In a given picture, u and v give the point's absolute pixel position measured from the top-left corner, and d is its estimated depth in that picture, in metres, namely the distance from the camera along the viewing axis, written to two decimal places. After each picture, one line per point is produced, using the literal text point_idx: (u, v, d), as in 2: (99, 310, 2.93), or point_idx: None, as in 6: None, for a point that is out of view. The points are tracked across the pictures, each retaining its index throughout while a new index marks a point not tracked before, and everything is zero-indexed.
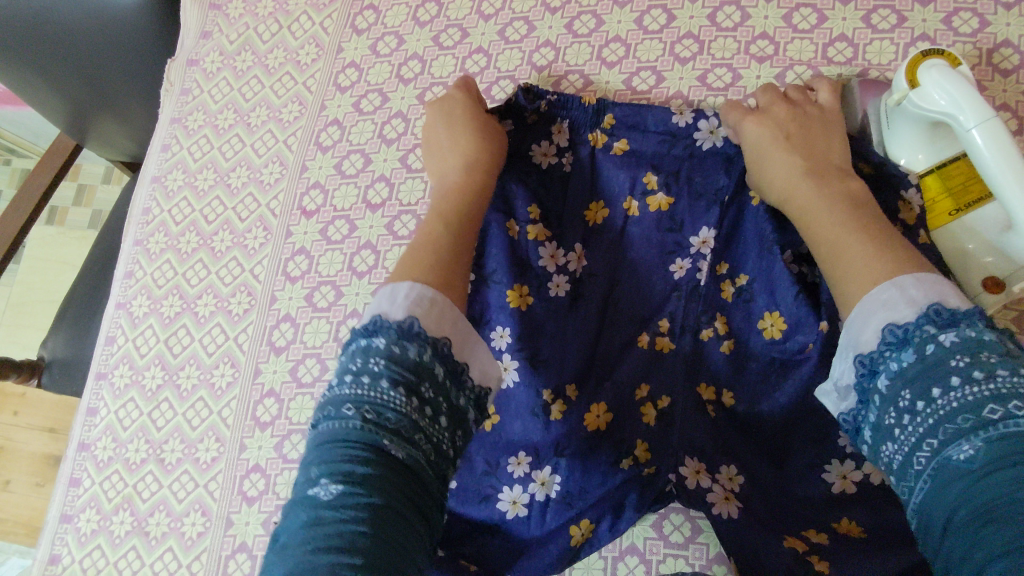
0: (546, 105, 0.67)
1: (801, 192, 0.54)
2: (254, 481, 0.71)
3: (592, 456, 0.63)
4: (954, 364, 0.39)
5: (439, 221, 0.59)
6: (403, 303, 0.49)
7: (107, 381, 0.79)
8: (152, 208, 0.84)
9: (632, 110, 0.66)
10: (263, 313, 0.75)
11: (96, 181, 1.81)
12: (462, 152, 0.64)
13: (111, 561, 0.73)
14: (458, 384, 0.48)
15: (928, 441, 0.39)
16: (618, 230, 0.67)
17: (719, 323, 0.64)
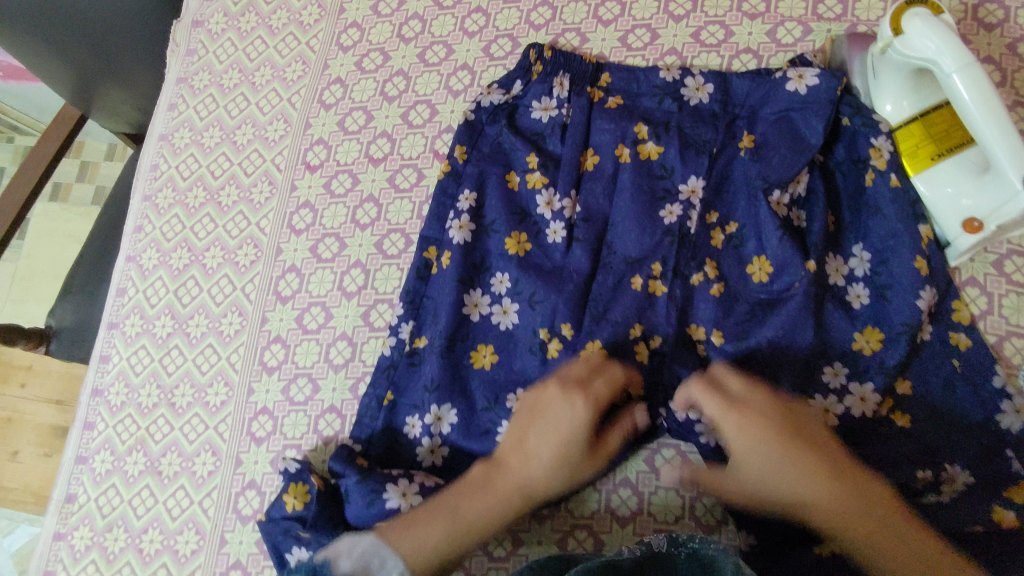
0: (549, 62, 0.71)
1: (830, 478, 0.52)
2: (262, 423, 0.69)
3: None
4: None
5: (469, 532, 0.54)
6: (355, 555, 0.51)
7: (120, 331, 0.75)
8: (160, 165, 0.80)
9: (628, 71, 0.70)
10: (269, 264, 0.73)
11: (99, 158, 1.82)
12: (542, 478, 0.57)
13: (126, 500, 0.70)
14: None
15: None
16: (609, 175, 0.67)
17: (708, 267, 0.64)
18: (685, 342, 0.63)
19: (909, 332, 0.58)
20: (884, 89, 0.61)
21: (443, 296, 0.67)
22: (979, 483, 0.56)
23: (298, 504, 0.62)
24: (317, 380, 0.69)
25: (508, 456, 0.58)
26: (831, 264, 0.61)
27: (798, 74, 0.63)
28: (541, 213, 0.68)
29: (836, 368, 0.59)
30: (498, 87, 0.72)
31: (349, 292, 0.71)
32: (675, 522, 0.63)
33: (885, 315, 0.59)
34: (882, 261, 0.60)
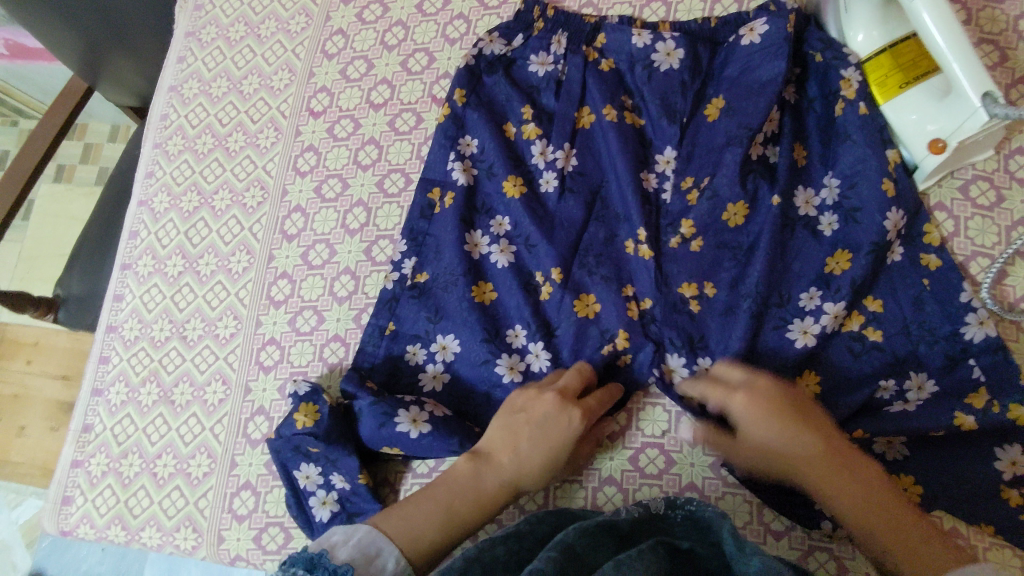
0: (551, 20, 0.73)
1: (838, 463, 0.51)
2: (270, 352, 0.72)
3: (582, 341, 0.65)
4: None
5: (444, 522, 0.53)
6: (353, 543, 0.48)
7: (133, 271, 0.79)
8: (170, 114, 0.84)
9: (623, 30, 0.71)
10: (275, 205, 0.77)
11: (102, 139, 1.85)
12: (529, 475, 0.57)
13: (140, 428, 0.73)
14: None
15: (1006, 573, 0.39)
16: (599, 136, 0.70)
17: (685, 229, 0.67)
18: (675, 297, 0.65)
19: (877, 252, 0.60)
20: (855, 21, 0.64)
21: (445, 234, 0.70)
22: (944, 391, 0.59)
23: (309, 422, 0.64)
24: (322, 313, 0.72)
25: (500, 449, 0.58)
26: (801, 196, 0.65)
27: (748, 28, 0.67)
28: (535, 162, 0.71)
29: (811, 293, 0.62)
30: (499, 37, 0.74)
31: (352, 230, 0.74)
32: (663, 436, 0.65)
33: (854, 237, 0.61)
34: (852, 187, 0.63)
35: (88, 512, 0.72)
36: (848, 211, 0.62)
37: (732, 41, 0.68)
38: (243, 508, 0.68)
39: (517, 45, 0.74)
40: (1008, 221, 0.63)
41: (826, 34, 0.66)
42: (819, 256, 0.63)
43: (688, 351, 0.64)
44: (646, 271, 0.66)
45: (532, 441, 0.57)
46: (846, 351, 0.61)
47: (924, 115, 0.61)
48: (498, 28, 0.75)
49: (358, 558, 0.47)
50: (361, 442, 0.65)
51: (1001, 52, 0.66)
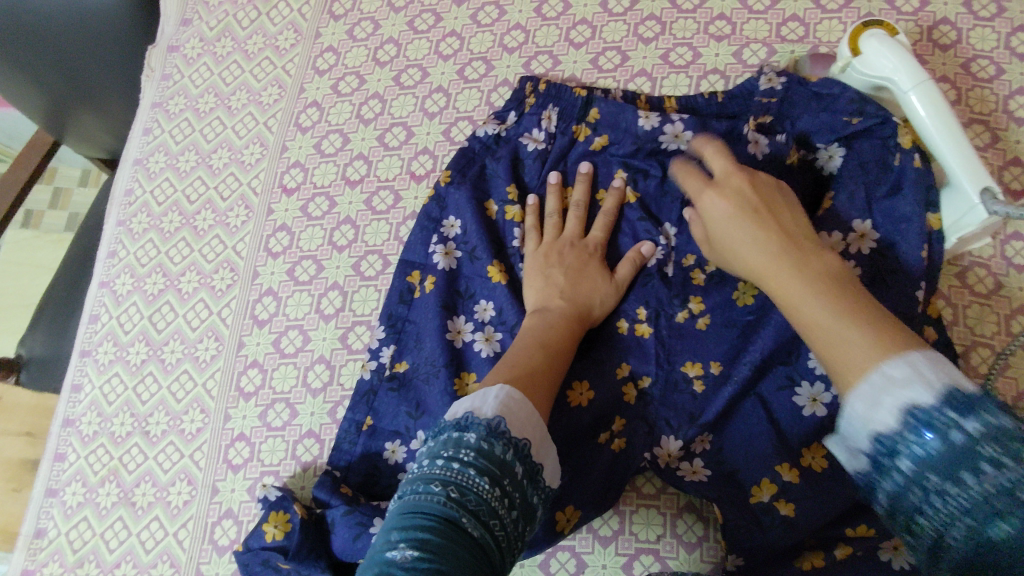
0: (543, 94, 0.71)
1: (774, 268, 0.49)
2: (239, 449, 0.68)
3: (576, 432, 0.62)
4: (984, 454, 0.32)
5: (540, 351, 0.56)
6: (494, 402, 0.47)
7: (93, 358, 0.74)
8: (135, 189, 0.80)
9: (616, 106, 0.68)
10: (245, 287, 0.73)
11: (72, 185, 1.79)
12: (593, 289, 0.62)
13: (98, 533, 0.68)
14: (534, 483, 0.45)
15: (960, 524, 0.33)
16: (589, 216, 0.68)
17: (692, 304, 0.63)
18: (677, 375, 0.62)
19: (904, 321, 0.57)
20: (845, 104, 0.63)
21: (426, 321, 0.66)
22: None
23: (279, 533, 0.60)
24: (295, 406, 0.68)
25: (550, 297, 0.62)
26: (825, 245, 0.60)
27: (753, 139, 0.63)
28: (517, 247, 0.68)
29: None
30: (493, 117, 0.71)
31: (327, 315, 0.70)
32: (657, 541, 0.62)
33: None
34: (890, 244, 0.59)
35: None
36: (881, 272, 0.59)
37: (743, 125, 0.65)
38: None
39: (510, 121, 0.71)
40: (1006, 308, 0.61)
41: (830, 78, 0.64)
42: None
43: (688, 426, 0.60)
44: (649, 349, 0.63)
45: (567, 276, 0.62)
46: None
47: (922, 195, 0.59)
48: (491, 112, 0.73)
49: (505, 412, 0.46)
50: (334, 556, 0.60)
51: (992, 133, 0.65)
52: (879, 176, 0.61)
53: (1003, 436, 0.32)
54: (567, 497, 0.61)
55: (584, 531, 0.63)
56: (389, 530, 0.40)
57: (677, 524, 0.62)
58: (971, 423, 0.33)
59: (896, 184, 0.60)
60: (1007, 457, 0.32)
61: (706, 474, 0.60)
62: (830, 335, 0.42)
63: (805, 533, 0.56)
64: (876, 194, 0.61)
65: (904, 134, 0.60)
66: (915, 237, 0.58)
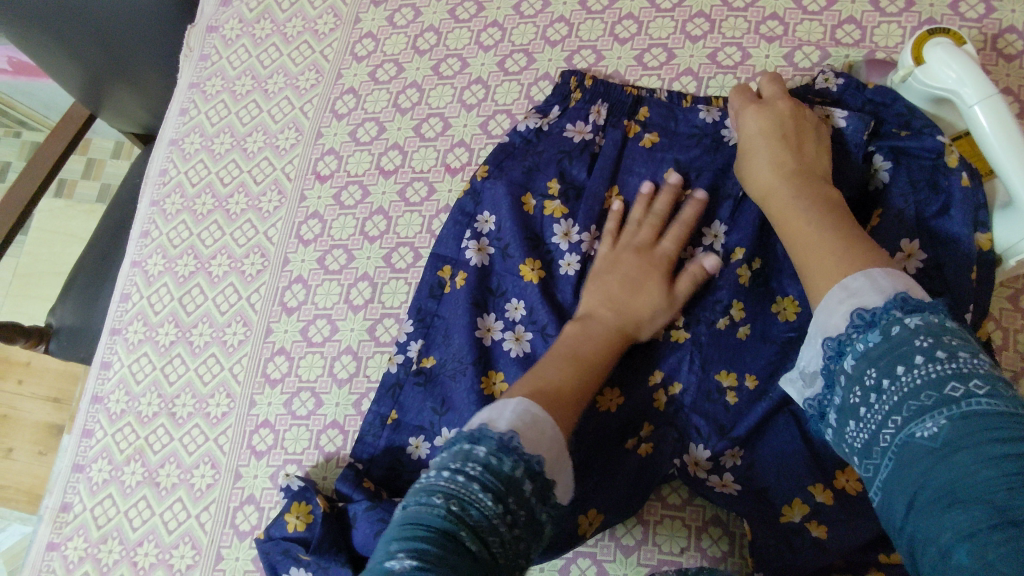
0: (589, 90, 0.69)
1: (782, 194, 0.55)
2: (263, 436, 0.68)
3: (603, 437, 0.61)
4: (918, 344, 0.37)
5: (573, 363, 0.55)
6: (509, 415, 0.46)
7: (122, 337, 0.74)
8: (170, 169, 0.80)
9: (667, 108, 0.67)
10: (275, 274, 0.73)
11: (105, 156, 1.80)
12: (646, 303, 0.59)
13: (122, 511, 0.68)
14: (544, 501, 0.43)
15: (893, 418, 0.37)
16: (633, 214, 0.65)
17: (735, 311, 0.60)
18: (710, 384, 0.60)
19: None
20: (895, 113, 0.61)
21: (455, 317, 0.65)
22: None
23: (301, 524, 0.60)
24: (320, 395, 0.68)
25: (601, 306, 0.60)
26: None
27: (827, 113, 0.61)
28: (556, 242, 0.65)
29: None
30: (535, 113, 0.70)
31: (356, 305, 0.70)
32: (681, 553, 0.60)
33: None
34: (937, 266, 0.56)
35: None
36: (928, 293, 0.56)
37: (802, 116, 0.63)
38: None
39: (554, 115, 0.69)
40: None
41: (885, 87, 0.62)
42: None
43: (718, 438, 0.59)
44: (682, 356, 0.61)
45: (623, 287, 0.60)
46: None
47: (972, 214, 0.56)
48: (534, 106, 0.71)
49: (518, 426, 0.45)
50: (354, 550, 0.60)
51: None
52: (929, 197, 0.58)
53: (937, 332, 0.37)
54: (590, 500, 0.60)
55: (607, 538, 0.62)
56: (390, 541, 0.39)
57: (703, 536, 0.60)
58: (910, 321, 0.38)
59: (947, 203, 0.57)
60: (937, 353, 0.36)
61: (736, 488, 0.59)
62: (816, 246, 0.49)
63: (837, 557, 0.55)
64: (924, 214, 0.58)
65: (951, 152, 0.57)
66: (966, 261, 0.56)
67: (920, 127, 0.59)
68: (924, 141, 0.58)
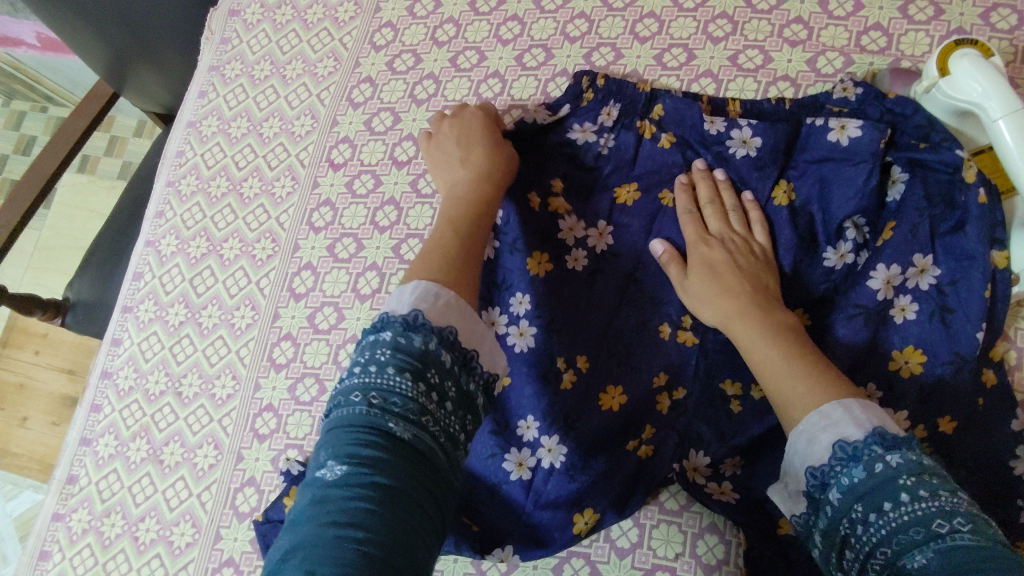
0: (602, 89, 0.68)
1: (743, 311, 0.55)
2: (266, 420, 0.68)
3: (604, 435, 0.61)
4: (901, 481, 0.40)
5: (449, 225, 0.58)
6: (410, 298, 0.47)
7: (133, 315, 0.75)
8: (186, 151, 0.80)
9: (681, 105, 0.66)
10: (285, 260, 0.73)
11: (127, 134, 1.83)
12: (483, 151, 0.63)
13: (126, 486, 0.69)
14: (467, 370, 0.46)
15: (882, 550, 0.39)
16: (646, 216, 0.65)
17: None
18: (714, 391, 0.61)
19: (958, 364, 0.55)
20: (914, 125, 0.60)
21: None
22: None
23: None
24: (324, 382, 0.68)
25: (457, 176, 0.63)
26: (881, 276, 0.58)
27: (840, 124, 0.61)
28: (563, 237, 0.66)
29: (869, 391, 0.57)
30: (546, 108, 0.70)
31: (363, 295, 0.70)
32: (676, 559, 0.60)
33: (932, 342, 0.56)
34: (951, 282, 0.56)
35: (64, 571, 0.68)
36: (939, 309, 0.56)
37: (815, 123, 0.62)
38: None
39: (565, 114, 0.68)
40: None
41: (905, 97, 0.61)
42: (885, 351, 0.58)
43: (719, 446, 0.59)
44: (689, 359, 0.62)
45: (463, 151, 0.64)
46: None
47: (988, 231, 0.55)
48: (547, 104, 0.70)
49: (422, 307, 0.46)
50: None
51: None
52: (944, 212, 0.57)
53: (919, 470, 0.40)
54: (587, 501, 0.60)
55: (601, 539, 0.62)
56: (323, 445, 0.41)
57: (700, 543, 0.60)
58: (892, 459, 0.41)
59: (962, 220, 0.56)
60: (919, 491, 0.39)
61: (734, 497, 0.59)
62: (782, 369, 0.50)
63: None
64: (937, 231, 0.57)
65: (969, 167, 0.56)
66: (977, 280, 0.55)
67: (939, 141, 0.58)
68: (942, 154, 0.57)
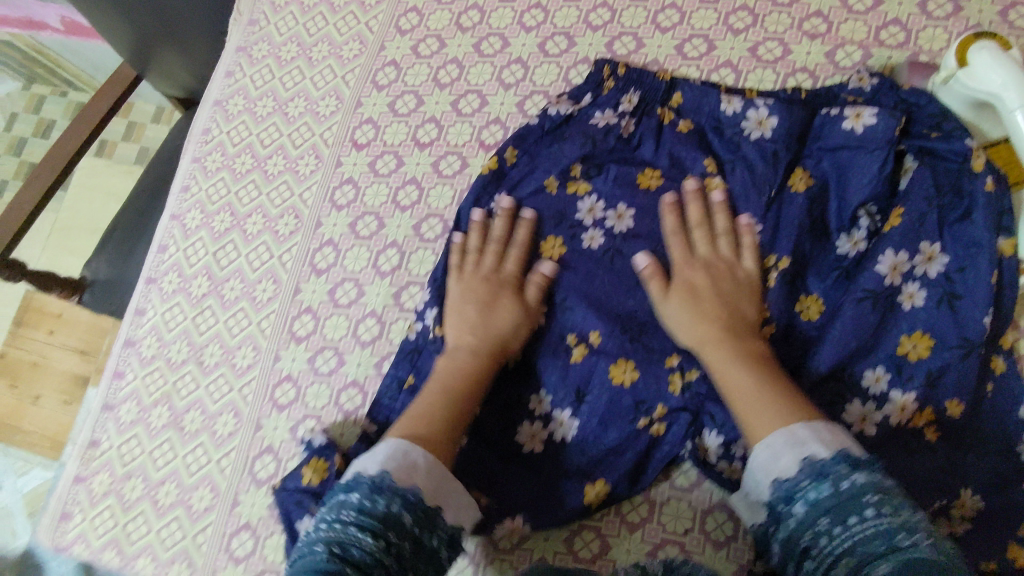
0: (622, 78, 0.70)
1: (716, 340, 0.58)
2: (285, 390, 0.70)
3: (614, 410, 0.62)
4: (866, 498, 0.44)
5: (442, 397, 0.60)
6: (379, 459, 0.53)
7: (157, 286, 0.77)
8: (212, 129, 0.82)
9: (700, 91, 0.68)
10: (307, 236, 0.75)
11: (146, 119, 1.86)
12: (506, 319, 0.64)
13: (147, 451, 0.71)
14: (428, 529, 0.51)
15: (844, 557, 0.43)
16: (669, 200, 0.66)
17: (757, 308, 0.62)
18: None
19: (966, 348, 0.56)
20: (928, 114, 0.62)
21: None
22: (994, 513, 0.56)
23: (316, 479, 0.62)
24: (343, 355, 0.70)
25: (462, 333, 0.64)
26: (888, 261, 0.59)
27: (855, 112, 0.62)
28: (581, 218, 0.68)
29: (878, 374, 0.58)
30: (566, 98, 0.71)
31: (383, 272, 0.72)
32: (685, 534, 0.61)
33: (941, 326, 0.57)
34: (959, 270, 0.58)
35: (85, 531, 0.70)
36: (948, 295, 0.58)
37: (829, 113, 0.64)
38: (241, 551, 0.66)
39: (586, 101, 0.70)
40: None
41: (921, 88, 0.63)
42: (895, 334, 0.58)
43: (730, 425, 0.60)
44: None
45: (478, 311, 0.64)
46: (900, 447, 0.58)
47: (995, 219, 0.57)
48: (566, 92, 0.72)
49: (389, 469, 0.52)
50: None
51: None
52: (952, 201, 0.59)
53: (883, 491, 0.44)
54: (597, 471, 0.62)
55: (612, 514, 0.63)
56: None
57: (710, 519, 0.61)
58: (858, 478, 0.45)
59: (970, 208, 0.58)
60: (883, 507, 0.43)
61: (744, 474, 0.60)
62: (754, 396, 0.54)
63: None
64: (946, 219, 0.59)
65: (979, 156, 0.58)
66: (986, 266, 0.57)
67: (950, 130, 0.60)
68: (952, 144, 0.59)
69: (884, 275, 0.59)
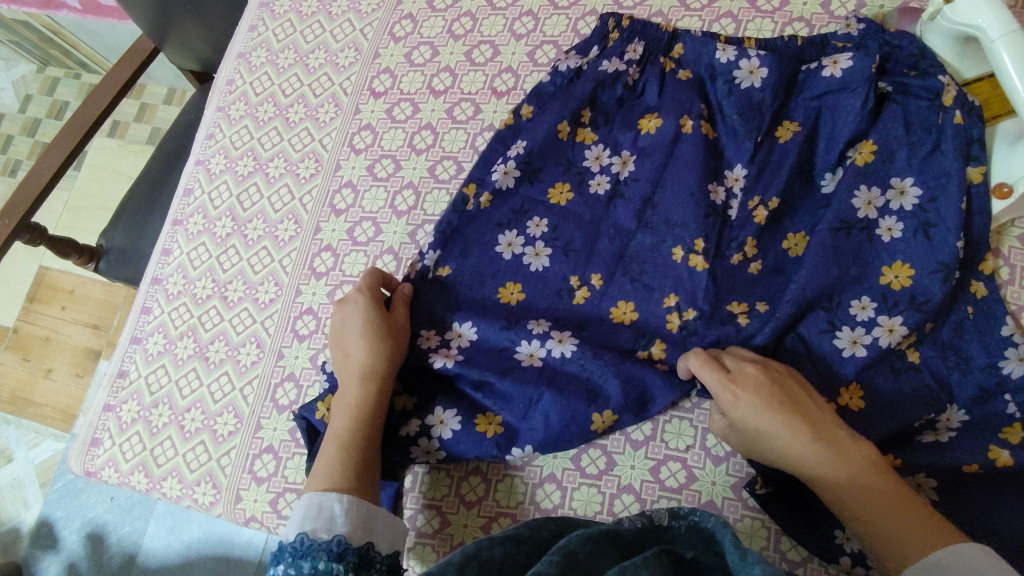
0: (627, 29, 0.73)
1: (817, 457, 0.53)
2: (306, 322, 0.73)
3: (613, 340, 0.66)
4: None
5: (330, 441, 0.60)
6: (299, 519, 0.54)
7: (183, 228, 0.81)
8: (236, 80, 0.86)
9: (700, 42, 0.71)
10: (327, 178, 0.78)
11: (158, 101, 1.89)
12: (364, 350, 0.63)
13: (173, 380, 0.75)
14: (367, 564, 0.53)
15: None
16: (669, 143, 0.69)
17: (749, 247, 0.66)
18: (723, 312, 0.65)
19: (943, 272, 0.59)
20: (907, 55, 0.65)
21: (481, 234, 0.70)
22: (977, 424, 0.59)
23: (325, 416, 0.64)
24: None
25: (342, 373, 0.64)
26: (863, 197, 0.63)
27: (832, 61, 0.66)
28: (587, 165, 0.71)
29: (864, 302, 0.62)
30: (575, 53, 0.73)
31: (400, 211, 0.75)
32: (686, 451, 0.64)
33: (921, 252, 0.61)
34: (931, 200, 0.61)
35: (114, 456, 0.73)
36: (922, 226, 0.61)
37: (810, 68, 0.68)
38: (264, 471, 0.69)
39: (593, 54, 0.73)
40: None
41: (904, 32, 0.66)
42: (875, 268, 0.62)
43: None
44: (700, 284, 0.65)
45: (348, 348, 0.64)
46: (886, 368, 0.61)
47: (964, 149, 0.61)
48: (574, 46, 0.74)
49: (309, 525, 0.53)
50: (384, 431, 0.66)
51: None
52: (922, 137, 0.63)
53: None
54: (603, 398, 0.64)
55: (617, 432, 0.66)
56: None
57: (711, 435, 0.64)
58: None
59: (939, 141, 0.62)
60: None
61: None
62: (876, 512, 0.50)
63: None
64: (918, 154, 0.63)
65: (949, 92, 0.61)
66: (956, 194, 0.60)
67: (926, 68, 0.64)
68: (926, 80, 0.63)
69: (859, 209, 0.63)
